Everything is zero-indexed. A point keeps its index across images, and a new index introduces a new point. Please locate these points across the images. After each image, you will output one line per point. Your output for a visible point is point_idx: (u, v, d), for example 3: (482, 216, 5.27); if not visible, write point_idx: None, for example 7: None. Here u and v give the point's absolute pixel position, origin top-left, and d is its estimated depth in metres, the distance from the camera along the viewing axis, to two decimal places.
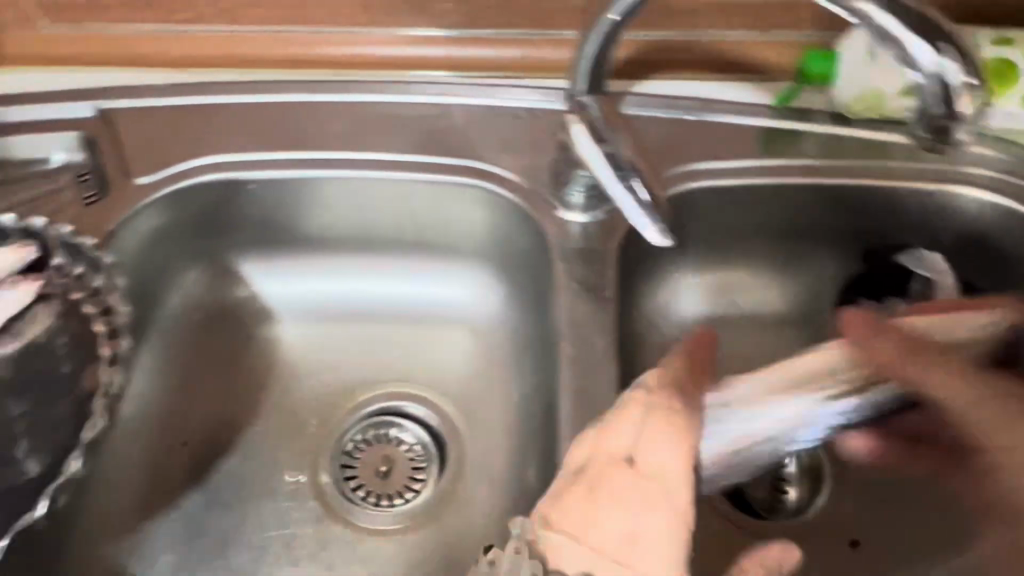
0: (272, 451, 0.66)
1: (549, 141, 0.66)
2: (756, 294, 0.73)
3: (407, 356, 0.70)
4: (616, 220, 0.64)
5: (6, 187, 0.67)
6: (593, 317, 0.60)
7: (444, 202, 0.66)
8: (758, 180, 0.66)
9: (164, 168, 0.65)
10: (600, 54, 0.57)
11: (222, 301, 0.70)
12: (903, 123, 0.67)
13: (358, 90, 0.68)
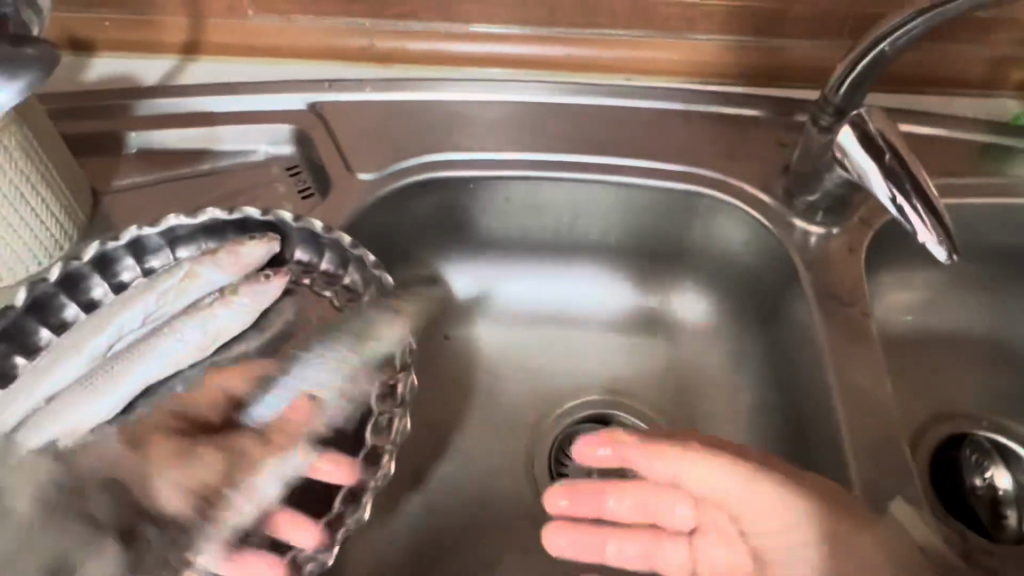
0: (486, 458, 0.63)
1: (778, 149, 0.65)
2: (973, 318, 0.70)
3: (613, 363, 0.68)
4: (859, 231, 0.61)
5: (218, 179, 0.66)
6: (856, 330, 0.56)
7: (670, 210, 0.65)
8: (998, 200, 0.63)
9: (387, 163, 0.63)
10: (862, 77, 0.54)
11: (425, 302, 0.69)
12: None
13: (573, 94, 0.68)
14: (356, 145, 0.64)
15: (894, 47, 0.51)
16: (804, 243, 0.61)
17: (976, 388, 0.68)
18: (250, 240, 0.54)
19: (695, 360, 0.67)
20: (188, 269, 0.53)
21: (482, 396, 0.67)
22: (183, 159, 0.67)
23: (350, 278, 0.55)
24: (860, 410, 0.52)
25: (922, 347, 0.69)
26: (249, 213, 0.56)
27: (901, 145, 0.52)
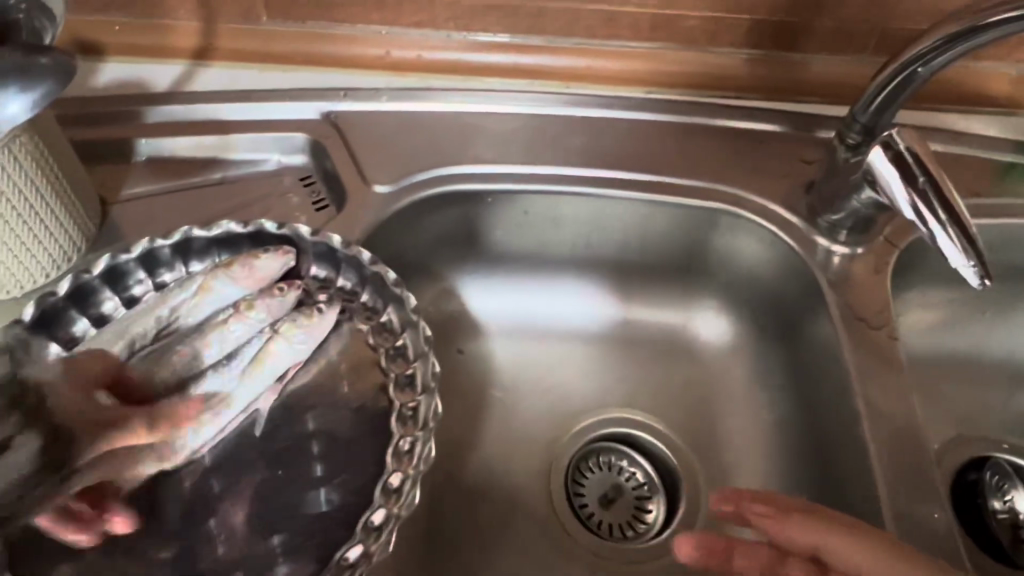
0: (499, 476, 0.62)
1: (800, 165, 0.63)
2: (994, 338, 0.69)
3: (628, 381, 0.67)
4: (882, 251, 0.60)
5: (229, 187, 0.65)
6: (881, 353, 0.55)
7: (689, 225, 0.64)
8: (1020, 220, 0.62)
9: (405, 175, 0.62)
10: (889, 99, 0.54)
11: (439, 315, 0.67)
12: None
13: (593, 107, 0.66)
14: (372, 156, 0.63)
15: (925, 70, 0.50)
16: (828, 263, 0.59)
17: (994, 409, 0.67)
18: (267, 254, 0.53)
19: (710, 378, 0.66)
20: (201, 283, 0.52)
21: (497, 413, 0.65)
22: (194, 167, 0.66)
23: (367, 295, 0.53)
24: (885, 436, 0.51)
25: (941, 367, 0.68)
26: (264, 226, 0.55)
27: (936, 166, 0.51)
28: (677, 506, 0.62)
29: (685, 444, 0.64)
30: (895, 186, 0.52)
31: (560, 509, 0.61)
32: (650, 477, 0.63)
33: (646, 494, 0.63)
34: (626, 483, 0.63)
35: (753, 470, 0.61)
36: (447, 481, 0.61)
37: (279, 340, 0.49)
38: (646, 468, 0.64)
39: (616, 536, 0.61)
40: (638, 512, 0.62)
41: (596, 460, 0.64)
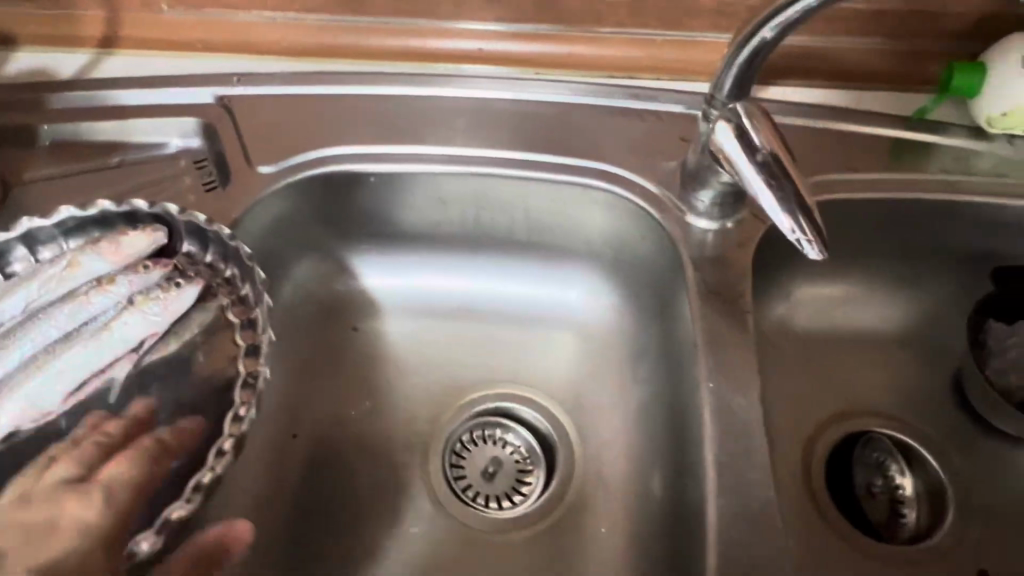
0: (379, 447, 0.64)
1: (677, 144, 0.64)
2: (882, 315, 0.68)
3: (514, 357, 0.68)
4: (748, 229, 0.60)
5: (127, 170, 0.67)
6: (732, 326, 0.54)
7: (567, 202, 0.64)
8: (894, 195, 0.62)
9: (286, 157, 0.64)
10: (747, 65, 0.53)
11: (332, 294, 0.69)
12: None
13: (480, 88, 0.68)
14: (258, 138, 0.65)
15: (774, 33, 0.50)
16: (696, 239, 0.59)
17: (883, 386, 0.66)
18: (134, 232, 0.56)
19: (593, 355, 0.67)
20: (70, 259, 0.54)
21: (383, 387, 0.67)
22: (96, 151, 0.68)
23: (230, 270, 0.56)
24: (724, 406, 0.50)
25: (832, 346, 0.67)
26: (138, 206, 0.57)
27: (779, 146, 0.51)
28: (551, 477, 0.63)
29: (566, 418, 0.65)
30: (742, 163, 0.52)
31: (438, 481, 0.63)
32: (529, 450, 0.65)
33: (524, 467, 0.64)
34: (507, 455, 0.65)
35: (623, 447, 0.61)
36: (327, 454, 0.63)
37: (132, 315, 0.52)
38: (525, 442, 0.65)
39: (490, 506, 0.62)
40: (517, 483, 0.63)
41: (476, 432, 0.65)
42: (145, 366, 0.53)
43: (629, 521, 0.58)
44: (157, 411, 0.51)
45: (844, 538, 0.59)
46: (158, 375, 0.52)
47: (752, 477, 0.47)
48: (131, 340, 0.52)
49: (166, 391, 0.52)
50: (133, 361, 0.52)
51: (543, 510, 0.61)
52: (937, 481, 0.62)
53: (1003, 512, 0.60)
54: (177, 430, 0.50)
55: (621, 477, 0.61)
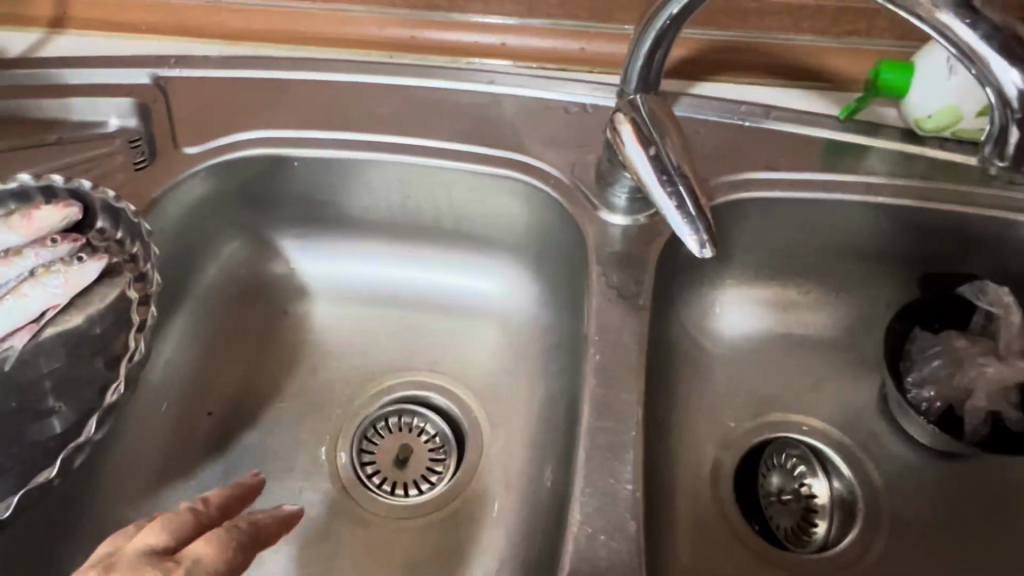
0: (290, 428, 0.64)
1: (599, 138, 0.64)
2: (810, 319, 0.67)
3: (434, 346, 0.68)
4: (658, 226, 0.59)
5: (64, 147, 0.69)
6: (626, 322, 0.54)
7: (486, 193, 0.64)
8: (816, 195, 0.60)
9: (210, 139, 0.65)
10: (652, 52, 0.52)
11: (259, 276, 0.70)
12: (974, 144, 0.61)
13: (408, 76, 0.68)
14: (187, 120, 0.67)
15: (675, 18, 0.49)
16: (606, 235, 0.59)
17: (802, 390, 0.65)
18: (46, 207, 0.57)
19: (511, 347, 0.67)
20: None
21: (303, 370, 0.67)
22: (36, 128, 0.70)
23: (136, 248, 0.57)
24: (604, 401, 0.50)
25: (756, 349, 0.66)
26: (54, 181, 0.58)
27: (676, 146, 0.51)
28: (459, 467, 0.63)
29: (478, 408, 0.65)
30: (639, 159, 0.51)
31: (346, 465, 0.63)
32: (442, 439, 0.65)
33: (436, 456, 0.64)
34: (420, 443, 0.65)
35: (529, 442, 0.62)
36: (238, 433, 0.63)
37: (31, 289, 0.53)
38: (438, 431, 0.65)
39: (396, 493, 0.62)
40: (426, 471, 0.63)
41: (393, 420, 0.65)
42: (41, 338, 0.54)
43: (526, 514, 0.58)
44: (46, 381, 0.52)
45: (746, 544, 0.58)
46: (53, 347, 0.53)
47: (624, 476, 0.47)
48: (29, 313, 0.53)
49: (58, 362, 0.53)
50: (32, 332, 0.53)
51: (447, 499, 0.62)
52: (850, 490, 0.61)
53: (913, 524, 0.59)
54: (64, 400, 0.51)
55: (524, 470, 0.61)
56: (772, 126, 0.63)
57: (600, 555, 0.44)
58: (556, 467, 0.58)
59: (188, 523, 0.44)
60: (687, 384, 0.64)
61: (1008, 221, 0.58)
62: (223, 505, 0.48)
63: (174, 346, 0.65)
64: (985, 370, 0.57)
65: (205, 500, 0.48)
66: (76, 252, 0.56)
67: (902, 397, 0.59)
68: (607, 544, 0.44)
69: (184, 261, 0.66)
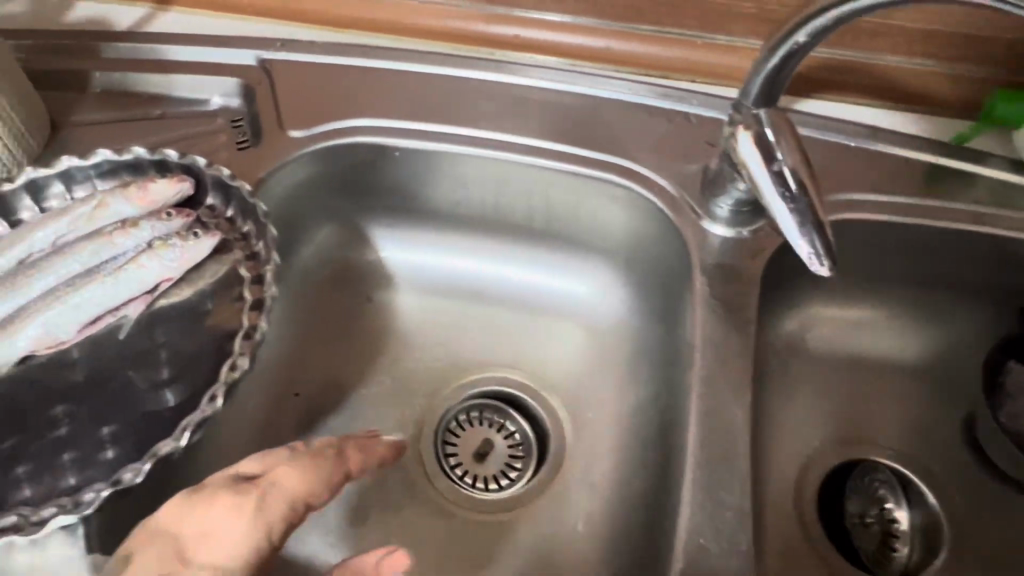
0: (375, 415, 0.65)
1: (702, 149, 0.64)
2: (898, 344, 0.66)
3: (518, 344, 0.69)
4: (762, 241, 0.59)
5: (170, 122, 0.70)
6: (731, 336, 0.54)
7: (585, 195, 0.64)
8: (923, 222, 0.59)
9: (316, 123, 0.66)
10: (777, 70, 0.52)
11: (349, 262, 0.71)
12: None
13: (512, 73, 0.68)
14: (293, 102, 0.67)
15: (808, 39, 0.49)
16: (710, 245, 0.59)
17: (888, 415, 0.65)
18: (160, 180, 0.58)
19: (597, 350, 0.67)
20: (101, 200, 0.57)
21: (388, 358, 0.68)
22: (140, 101, 0.71)
23: (247, 227, 0.57)
24: (710, 413, 0.50)
25: (843, 370, 0.66)
26: (169, 156, 0.60)
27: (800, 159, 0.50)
28: (540, 466, 0.63)
29: (561, 409, 0.65)
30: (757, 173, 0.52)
31: (428, 455, 0.64)
32: (522, 436, 0.65)
33: (516, 453, 0.64)
34: (500, 439, 0.65)
35: (612, 447, 0.62)
36: (325, 416, 0.64)
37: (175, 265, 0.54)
38: (519, 428, 0.65)
39: (478, 486, 0.63)
40: (506, 467, 0.64)
41: (474, 415, 0.66)
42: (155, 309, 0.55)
43: (611, 518, 0.59)
44: (161, 352, 0.53)
45: (829, 566, 0.58)
46: (166, 319, 0.54)
47: (731, 490, 0.47)
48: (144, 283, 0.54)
49: (172, 335, 0.54)
50: (147, 302, 0.55)
51: (528, 497, 0.62)
52: (933, 519, 0.61)
53: (999, 559, 0.58)
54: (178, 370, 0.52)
55: (608, 474, 0.61)
56: (874, 148, 0.63)
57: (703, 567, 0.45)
58: (645, 473, 0.58)
59: (286, 455, 0.48)
60: (772, 400, 0.64)
61: None
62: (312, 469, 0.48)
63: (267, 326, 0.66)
64: None
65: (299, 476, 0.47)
66: (188, 227, 0.57)
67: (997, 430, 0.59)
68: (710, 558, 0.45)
69: (281, 243, 0.66)
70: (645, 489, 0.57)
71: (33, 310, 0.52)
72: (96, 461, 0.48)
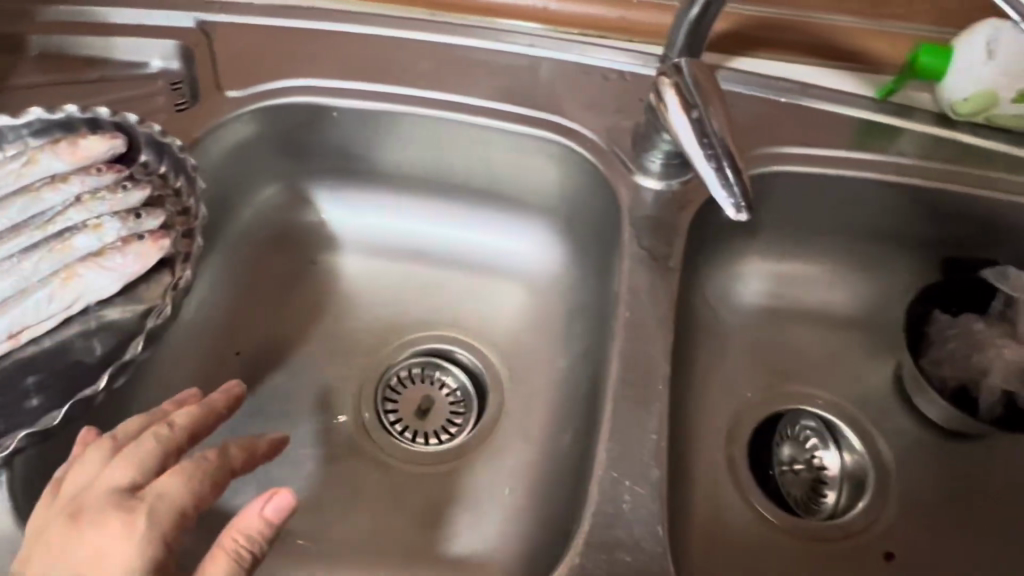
0: (319, 373, 0.66)
1: (638, 105, 0.65)
2: (820, 294, 0.67)
3: (462, 303, 0.69)
4: (689, 196, 0.60)
5: (109, 83, 0.70)
6: (655, 284, 0.55)
7: (521, 154, 0.65)
8: (835, 170, 0.60)
9: (253, 83, 0.66)
10: (698, 20, 0.53)
11: (290, 222, 0.71)
12: (1003, 129, 0.62)
13: (455, 32, 0.68)
14: (231, 63, 0.67)
15: None
16: (638, 197, 0.60)
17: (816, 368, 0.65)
18: (92, 136, 0.58)
19: (538, 306, 0.68)
20: (29, 156, 0.57)
21: (334, 314, 0.69)
22: (80, 64, 0.71)
23: (180, 183, 0.57)
24: (636, 364, 0.50)
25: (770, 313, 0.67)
26: (102, 113, 0.59)
27: (712, 92, 0.52)
28: (478, 421, 0.64)
29: (500, 362, 0.66)
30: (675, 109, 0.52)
31: (372, 415, 0.65)
32: (461, 393, 0.66)
33: (457, 408, 0.65)
34: (440, 394, 0.66)
35: (551, 403, 0.63)
36: (265, 373, 0.65)
37: (44, 290, 0.50)
38: (459, 385, 0.66)
39: (424, 442, 0.64)
40: (446, 423, 0.65)
41: (415, 371, 0.67)
42: (105, 359, 0.50)
43: (549, 475, 0.59)
44: (93, 321, 0.51)
45: (759, 515, 0.59)
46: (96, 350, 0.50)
47: (650, 426, 0.48)
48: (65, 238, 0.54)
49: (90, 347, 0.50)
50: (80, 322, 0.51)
51: (469, 446, 0.63)
52: (860, 463, 0.62)
53: (921, 504, 0.60)
54: (122, 311, 0.52)
55: (544, 429, 0.62)
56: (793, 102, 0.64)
57: (629, 521, 0.45)
58: (578, 432, 0.58)
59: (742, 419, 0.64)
60: (704, 354, 0.65)
61: (1018, 204, 0.60)
62: (194, 426, 0.49)
63: (213, 279, 0.67)
64: (1004, 352, 0.59)
65: (172, 421, 0.48)
66: (119, 182, 0.57)
67: (919, 373, 0.60)
68: (629, 496, 0.45)
69: (223, 199, 0.67)
70: (578, 445, 0.57)
71: None
72: (19, 410, 0.47)
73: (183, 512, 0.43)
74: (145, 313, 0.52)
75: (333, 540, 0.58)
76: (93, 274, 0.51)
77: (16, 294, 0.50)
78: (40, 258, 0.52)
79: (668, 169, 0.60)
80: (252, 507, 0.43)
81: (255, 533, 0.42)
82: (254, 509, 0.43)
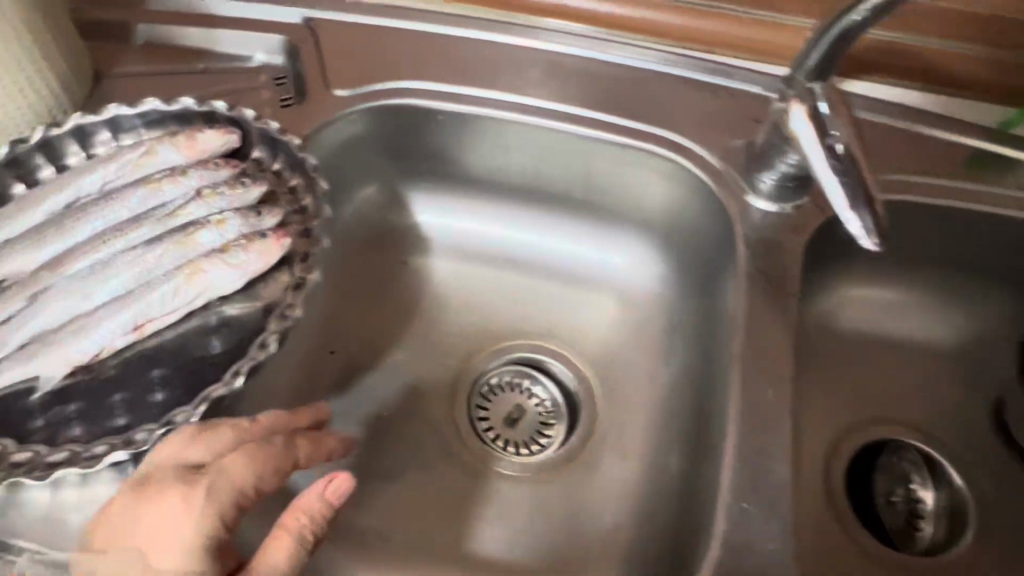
0: (412, 376, 0.66)
1: (749, 124, 0.64)
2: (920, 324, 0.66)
3: (554, 313, 0.69)
4: (802, 220, 0.59)
5: (213, 75, 0.70)
6: (773, 309, 0.54)
7: (627, 167, 0.64)
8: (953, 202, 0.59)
9: (362, 83, 0.66)
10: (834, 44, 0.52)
11: (386, 223, 0.71)
12: None
13: (563, 42, 0.68)
14: (339, 62, 0.67)
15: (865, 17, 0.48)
16: (751, 219, 0.59)
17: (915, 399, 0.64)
18: (209, 131, 0.58)
19: (633, 320, 0.67)
20: (148, 148, 0.57)
21: (426, 317, 0.69)
22: (184, 55, 0.71)
23: (295, 181, 0.57)
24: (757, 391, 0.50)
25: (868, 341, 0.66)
26: (218, 107, 0.60)
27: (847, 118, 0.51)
28: (570, 434, 0.64)
29: (593, 375, 0.66)
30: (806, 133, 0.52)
31: (464, 421, 0.64)
32: (551, 404, 0.66)
33: (548, 419, 0.65)
34: (531, 404, 0.66)
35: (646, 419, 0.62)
36: (360, 373, 0.65)
37: (169, 285, 0.50)
38: (549, 396, 0.66)
39: (515, 452, 0.63)
40: (536, 433, 0.64)
41: (506, 379, 0.66)
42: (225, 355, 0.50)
43: (648, 494, 0.59)
44: (213, 317, 0.51)
45: (860, 547, 0.58)
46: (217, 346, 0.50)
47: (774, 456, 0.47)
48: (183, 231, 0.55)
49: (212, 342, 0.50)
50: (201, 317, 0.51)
51: (562, 459, 0.62)
52: (961, 499, 0.61)
53: None
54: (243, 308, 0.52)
55: (640, 447, 0.61)
56: (903, 127, 0.64)
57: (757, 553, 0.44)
58: (680, 452, 0.58)
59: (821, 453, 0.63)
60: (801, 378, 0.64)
61: None
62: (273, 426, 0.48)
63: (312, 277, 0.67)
64: None
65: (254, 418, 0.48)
66: (235, 177, 0.57)
67: None
68: (754, 528, 0.45)
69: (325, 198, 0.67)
70: (681, 466, 0.57)
71: (84, 253, 0.53)
72: (143, 405, 0.48)
73: (244, 494, 0.43)
74: (264, 311, 0.52)
75: (428, 547, 0.58)
76: (216, 270, 0.51)
77: (142, 287, 0.51)
78: (164, 252, 0.52)
79: (781, 192, 0.59)
80: (312, 489, 0.44)
81: (317, 510, 0.44)
82: (315, 489, 0.44)
